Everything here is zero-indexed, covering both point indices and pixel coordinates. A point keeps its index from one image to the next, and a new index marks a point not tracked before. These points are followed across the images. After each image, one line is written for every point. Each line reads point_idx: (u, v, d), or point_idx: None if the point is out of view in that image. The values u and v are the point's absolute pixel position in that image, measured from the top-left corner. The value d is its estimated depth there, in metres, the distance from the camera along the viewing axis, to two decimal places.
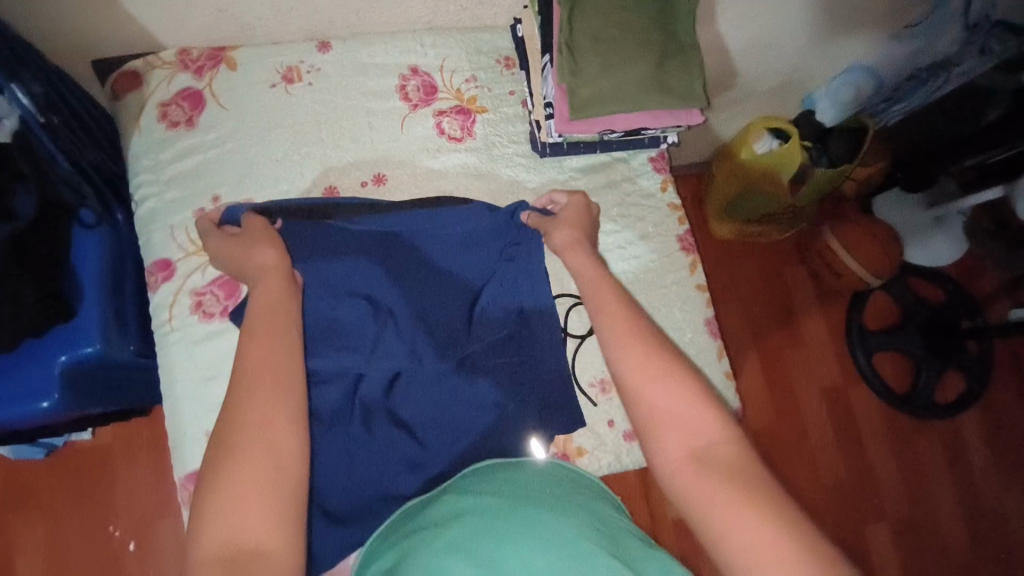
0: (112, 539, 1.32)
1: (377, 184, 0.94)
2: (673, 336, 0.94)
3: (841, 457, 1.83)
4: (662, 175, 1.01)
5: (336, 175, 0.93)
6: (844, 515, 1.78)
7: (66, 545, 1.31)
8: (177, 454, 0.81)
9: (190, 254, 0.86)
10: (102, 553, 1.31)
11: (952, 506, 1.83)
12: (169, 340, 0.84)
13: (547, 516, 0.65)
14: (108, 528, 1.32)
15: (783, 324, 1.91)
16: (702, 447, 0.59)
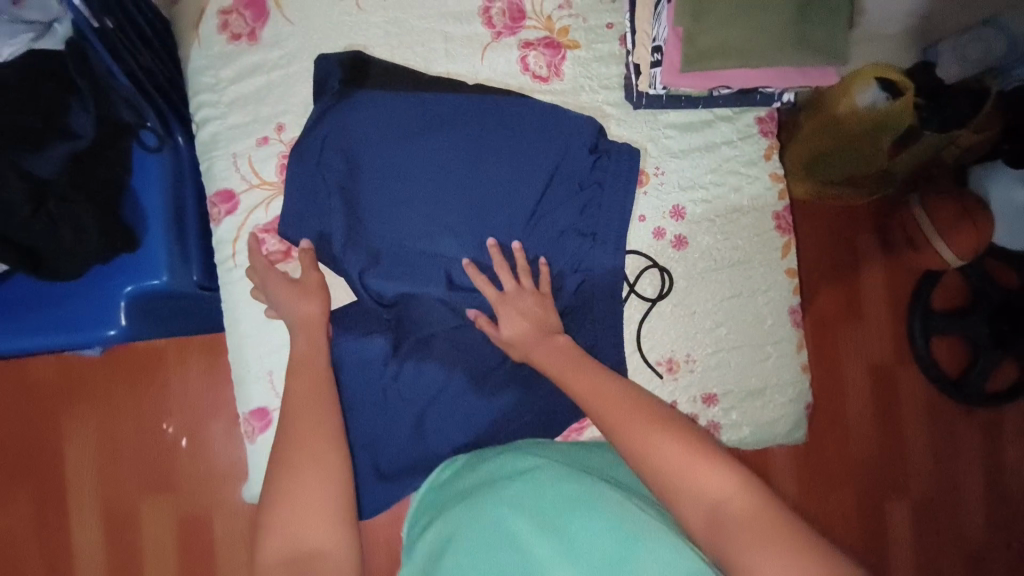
0: (165, 433, 1.31)
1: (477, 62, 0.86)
2: (753, 322, 0.88)
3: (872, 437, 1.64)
4: (768, 140, 0.89)
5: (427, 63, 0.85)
6: (866, 492, 1.56)
7: (120, 435, 1.31)
8: (241, 390, 0.82)
9: (253, 187, 0.80)
10: (156, 446, 1.31)
11: (984, 497, 1.60)
12: (233, 276, 0.81)
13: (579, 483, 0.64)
14: (161, 423, 1.31)
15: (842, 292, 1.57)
16: (712, 504, 0.55)
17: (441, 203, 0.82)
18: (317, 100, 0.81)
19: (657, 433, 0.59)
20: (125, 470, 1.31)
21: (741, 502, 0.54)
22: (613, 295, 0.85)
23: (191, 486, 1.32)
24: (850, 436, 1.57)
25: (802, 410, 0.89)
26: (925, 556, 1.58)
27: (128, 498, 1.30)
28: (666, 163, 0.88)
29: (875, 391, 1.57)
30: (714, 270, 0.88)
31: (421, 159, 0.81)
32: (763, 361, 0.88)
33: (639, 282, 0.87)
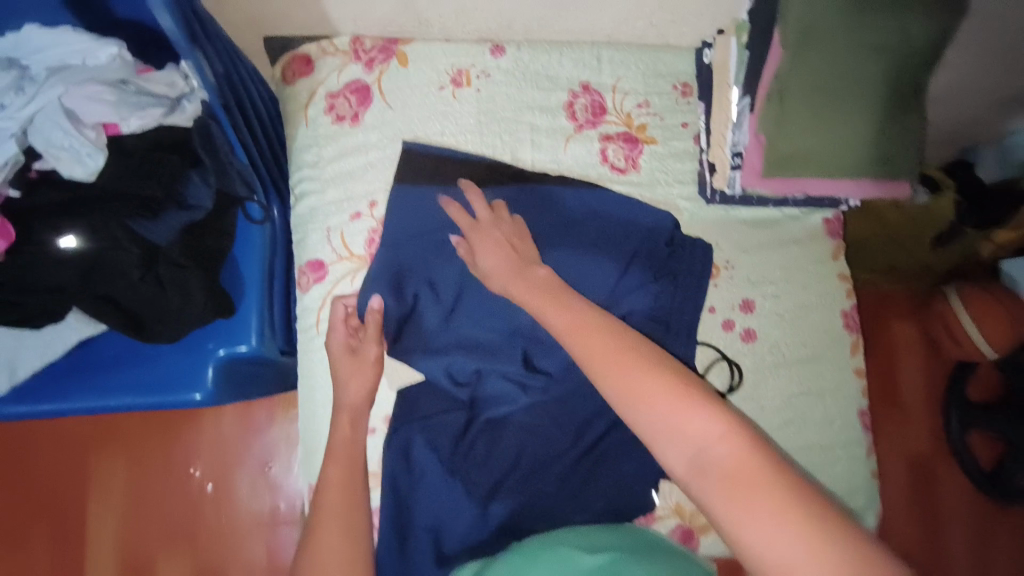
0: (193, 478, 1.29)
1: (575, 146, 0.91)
2: (819, 420, 0.88)
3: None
4: (834, 241, 0.92)
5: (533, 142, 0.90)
6: None
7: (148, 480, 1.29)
8: (313, 458, 0.83)
9: (342, 258, 0.84)
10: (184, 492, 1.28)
11: None
12: (314, 343, 0.83)
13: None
14: (190, 468, 1.29)
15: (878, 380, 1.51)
16: (697, 452, 0.53)
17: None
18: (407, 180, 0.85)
19: (641, 373, 0.58)
20: (150, 516, 1.27)
21: (722, 454, 0.52)
22: None
23: (213, 539, 1.27)
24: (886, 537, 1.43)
25: (871, 515, 0.87)
26: None
27: (142, 547, 1.26)
28: (736, 257, 0.90)
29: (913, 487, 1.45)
30: (781, 365, 0.89)
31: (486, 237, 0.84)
32: (832, 462, 0.87)
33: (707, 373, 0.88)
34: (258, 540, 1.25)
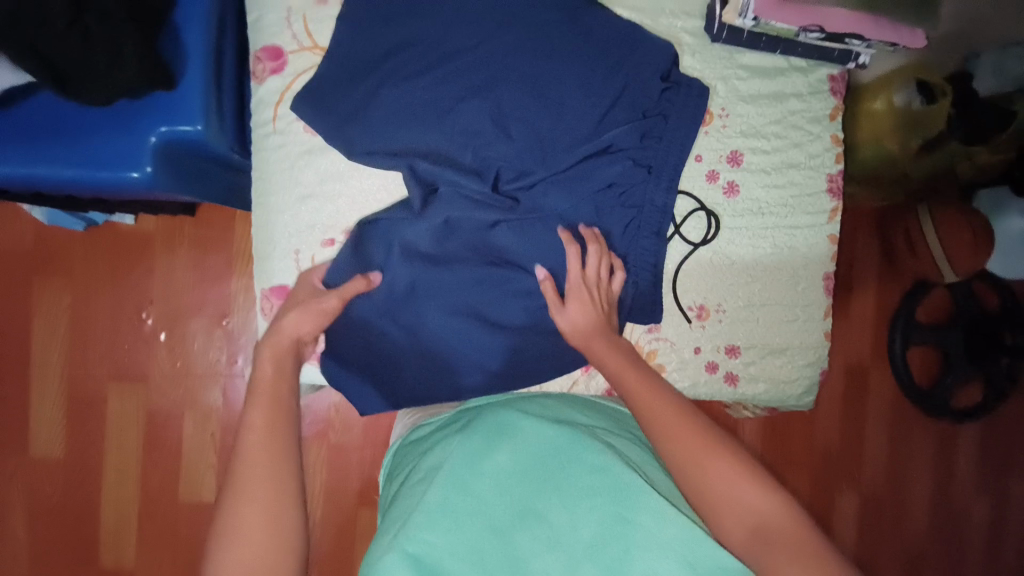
0: (144, 323, 1.34)
1: None
2: (787, 281, 0.87)
3: (840, 436, 1.87)
4: (835, 100, 0.87)
5: None
6: (822, 482, 1.86)
7: (95, 317, 1.34)
8: (262, 266, 0.77)
9: (305, 49, 0.74)
10: (134, 333, 1.34)
11: (882, 471, 1.89)
12: (268, 142, 0.75)
13: (573, 458, 0.66)
14: (139, 312, 1.34)
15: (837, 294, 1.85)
16: (757, 522, 0.57)
17: (486, 90, 0.76)
18: None
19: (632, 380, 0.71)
20: (97, 352, 1.34)
21: (782, 522, 0.57)
22: (660, 231, 0.82)
23: (162, 381, 1.35)
24: (816, 433, 1.86)
25: (817, 374, 0.89)
26: (865, 540, 1.88)
27: (97, 381, 1.34)
28: (733, 106, 0.85)
29: (847, 388, 1.88)
30: (759, 223, 0.86)
31: (498, 16, 0.77)
32: (790, 320, 0.87)
33: (683, 225, 0.85)
34: (212, 388, 1.33)
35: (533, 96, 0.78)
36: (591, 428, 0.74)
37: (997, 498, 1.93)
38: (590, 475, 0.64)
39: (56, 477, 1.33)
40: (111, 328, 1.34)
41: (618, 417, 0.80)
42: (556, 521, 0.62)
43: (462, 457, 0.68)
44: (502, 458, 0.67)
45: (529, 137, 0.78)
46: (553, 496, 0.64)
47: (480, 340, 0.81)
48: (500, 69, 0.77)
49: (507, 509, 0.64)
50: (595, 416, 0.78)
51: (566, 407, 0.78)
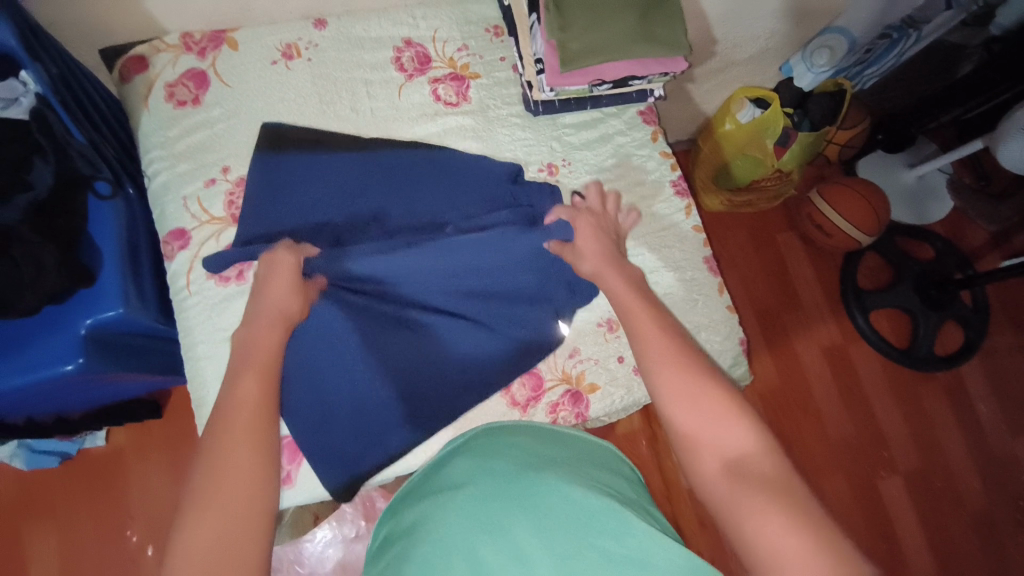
0: (130, 543, 1.32)
1: (410, 79, 1.01)
2: (675, 275, 0.97)
3: (850, 419, 1.84)
4: (652, 126, 1.06)
5: (371, 92, 0.99)
6: (856, 474, 1.78)
7: (83, 551, 1.31)
8: (202, 414, 0.83)
9: (203, 222, 0.89)
10: (120, 556, 1.31)
11: (908, 439, 1.83)
12: (187, 304, 0.86)
13: (548, 483, 0.64)
14: (125, 531, 1.33)
15: (779, 290, 1.95)
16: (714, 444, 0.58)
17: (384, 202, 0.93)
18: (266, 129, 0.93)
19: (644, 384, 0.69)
20: None
21: None
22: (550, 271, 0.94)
23: None
24: (826, 422, 1.83)
25: (738, 344, 0.96)
26: (931, 523, 1.76)
27: None
28: (571, 154, 1.02)
29: (833, 369, 1.89)
30: (630, 235, 0.98)
31: (370, 151, 0.95)
32: (693, 305, 0.96)
33: None
34: None
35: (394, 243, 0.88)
36: (563, 461, 0.71)
37: None
38: (565, 502, 0.62)
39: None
40: (100, 553, 1.32)
41: (589, 449, 0.77)
42: (522, 539, 0.58)
43: (437, 512, 0.64)
44: (471, 493, 0.64)
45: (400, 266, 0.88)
46: (526, 517, 0.60)
47: (411, 423, 0.87)
48: (389, 185, 0.94)
49: (477, 547, 0.58)
50: (561, 449, 0.75)
51: (535, 443, 0.75)
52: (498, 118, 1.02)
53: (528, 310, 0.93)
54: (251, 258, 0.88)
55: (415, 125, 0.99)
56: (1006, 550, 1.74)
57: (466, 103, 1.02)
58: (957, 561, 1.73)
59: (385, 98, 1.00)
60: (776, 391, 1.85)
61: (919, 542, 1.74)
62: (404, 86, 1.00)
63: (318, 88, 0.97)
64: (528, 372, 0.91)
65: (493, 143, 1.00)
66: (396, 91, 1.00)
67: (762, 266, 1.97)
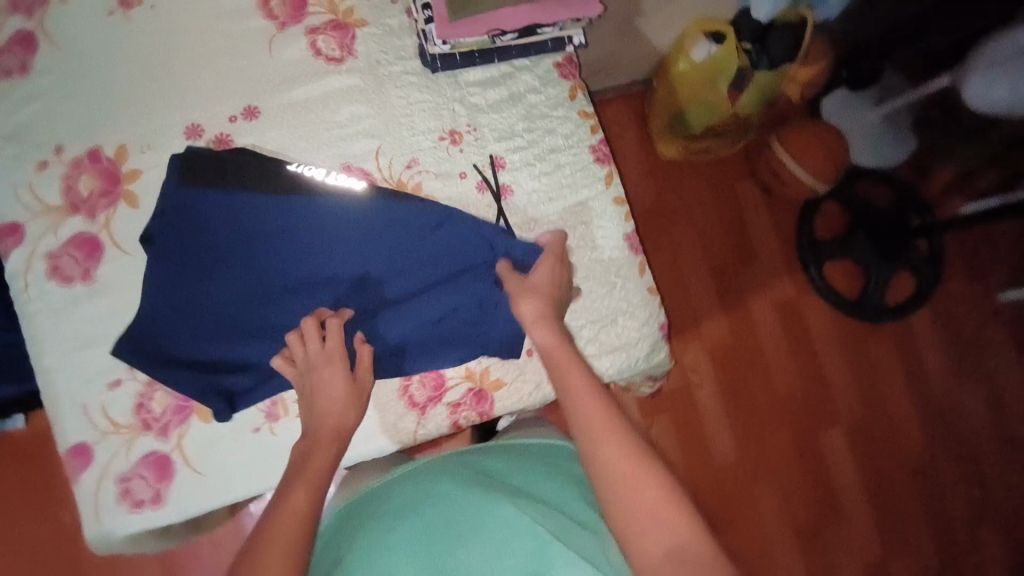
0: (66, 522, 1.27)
1: (281, 30, 0.86)
2: (592, 255, 0.89)
3: (798, 373, 1.84)
4: (570, 81, 0.92)
5: (236, 48, 0.84)
6: (801, 428, 1.81)
7: (18, 531, 1.26)
8: (57, 428, 0.74)
9: (37, 214, 0.76)
10: (58, 535, 1.26)
11: (853, 391, 1.85)
12: (28, 309, 0.75)
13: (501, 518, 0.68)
14: (60, 511, 1.27)
15: (734, 245, 1.88)
16: (646, 519, 0.57)
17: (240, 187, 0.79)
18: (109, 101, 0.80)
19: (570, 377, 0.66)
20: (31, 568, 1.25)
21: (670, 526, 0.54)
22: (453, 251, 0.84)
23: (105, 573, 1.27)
24: (774, 379, 1.83)
25: (658, 329, 0.89)
26: (870, 471, 1.81)
27: None
28: (476, 118, 0.89)
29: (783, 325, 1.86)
30: (542, 211, 0.89)
31: (227, 129, 0.82)
32: (608, 289, 0.88)
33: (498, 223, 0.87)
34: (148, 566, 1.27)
35: (254, 247, 0.79)
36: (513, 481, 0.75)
37: (981, 376, 1.89)
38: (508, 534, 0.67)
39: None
40: (30, 544, 1.26)
41: (541, 456, 0.81)
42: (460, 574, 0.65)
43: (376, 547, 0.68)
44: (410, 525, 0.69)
45: (257, 273, 0.79)
46: (472, 544, 0.67)
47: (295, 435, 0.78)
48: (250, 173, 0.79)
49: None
50: (512, 464, 0.78)
51: (484, 460, 0.79)
52: (390, 77, 0.88)
53: (416, 317, 0.81)
54: (98, 254, 0.76)
55: (291, 88, 0.85)
56: (939, 493, 1.82)
57: (351, 59, 0.87)
58: (891, 507, 1.80)
59: (253, 54, 0.85)
60: (723, 351, 1.81)
61: (857, 488, 1.80)
62: (276, 39, 0.86)
63: (171, 44, 0.82)
64: (428, 362, 0.82)
65: (387, 106, 0.87)
66: (266, 46, 0.85)
67: (717, 219, 1.88)
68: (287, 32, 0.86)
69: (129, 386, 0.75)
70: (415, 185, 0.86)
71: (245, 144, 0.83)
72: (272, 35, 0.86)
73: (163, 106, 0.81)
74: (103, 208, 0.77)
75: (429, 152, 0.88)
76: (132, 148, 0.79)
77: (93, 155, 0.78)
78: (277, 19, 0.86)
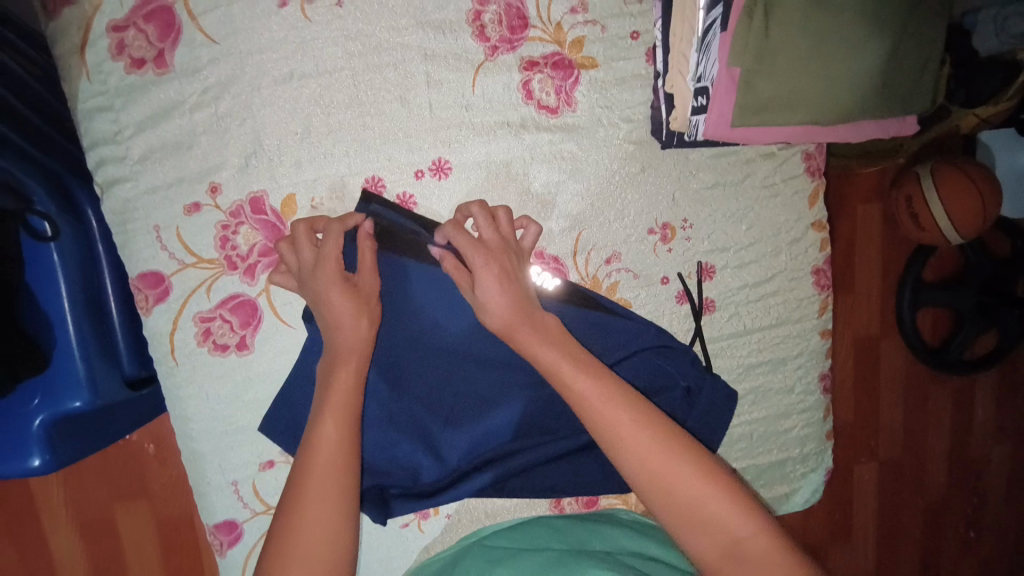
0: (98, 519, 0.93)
1: (492, 56, 0.66)
2: (782, 390, 0.80)
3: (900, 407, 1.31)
4: (814, 181, 0.77)
5: (430, 77, 0.65)
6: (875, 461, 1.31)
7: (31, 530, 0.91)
8: (201, 503, 0.69)
9: (188, 266, 0.64)
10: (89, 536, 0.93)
11: (898, 438, 1.31)
12: (174, 376, 0.66)
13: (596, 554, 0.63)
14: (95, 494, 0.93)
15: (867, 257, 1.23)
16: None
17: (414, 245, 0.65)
18: (272, 133, 0.63)
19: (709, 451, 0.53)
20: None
21: None
22: None
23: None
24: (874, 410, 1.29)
25: (823, 472, 0.84)
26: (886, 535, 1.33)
27: None
28: (697, 212, 0.74)
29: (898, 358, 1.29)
30: (743, 335, 0.78)
31: (415, 188, 0.67)
32: (789, 430, 0.81)
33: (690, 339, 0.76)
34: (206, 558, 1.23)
35: (432, 351, 0.68)
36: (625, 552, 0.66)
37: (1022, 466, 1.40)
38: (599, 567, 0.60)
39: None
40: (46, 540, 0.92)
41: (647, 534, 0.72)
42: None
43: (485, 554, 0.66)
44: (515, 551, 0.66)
45: (430, 376, 0.68)
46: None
47: (445, 530, 0.77)
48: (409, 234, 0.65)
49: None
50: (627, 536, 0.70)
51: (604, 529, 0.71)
52: (609, 140, 0.71)
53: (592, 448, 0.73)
54: (255, 322, 0.66)
55: (491, 139, 0.68)
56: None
57: (568, 111, 0.69)
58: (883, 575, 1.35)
59: (451, 86, 0.66)
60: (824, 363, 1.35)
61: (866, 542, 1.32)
62: (484, 66, 0.66)
63: (353, 59, 0.63)
64: (588, 475, 0.74)
65: (601, 183, 0.71)
66: (470, 75, 0.66)
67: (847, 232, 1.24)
68: (499, 60, 0.67)
69: (283, 467, 0.70)
70: (610, 285, 0.73)
71: (434, 208, 0.68)
72: (478, 61, 0.66)
73: (340, 147, 0.65)
74: (264, 269, 0.65)
75: (636, 246, 0.73)
76: (303, 201, 0.65)
77: (256, 203, 0.64)
78: (487, 40, 0.66)
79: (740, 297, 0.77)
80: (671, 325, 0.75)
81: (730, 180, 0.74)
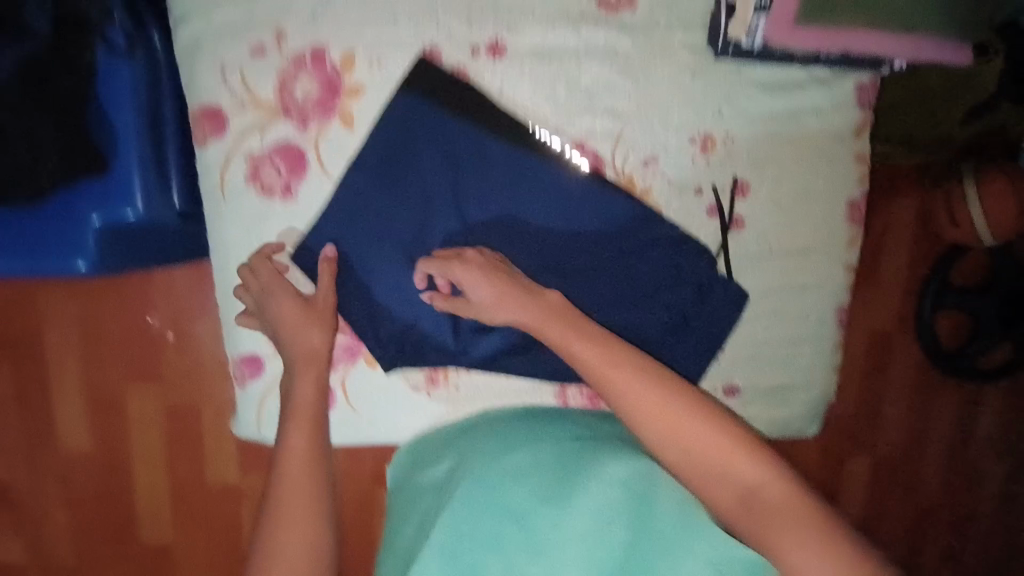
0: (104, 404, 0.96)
1: None
2: (795, 318, 0.82)
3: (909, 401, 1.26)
4: (861, 114, 0.77)
5: None
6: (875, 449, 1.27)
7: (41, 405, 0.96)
8: (233, 337, 0.74)
9: (246, 107, 0.66)
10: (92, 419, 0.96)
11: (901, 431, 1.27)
12: (221, 211, 0.69)
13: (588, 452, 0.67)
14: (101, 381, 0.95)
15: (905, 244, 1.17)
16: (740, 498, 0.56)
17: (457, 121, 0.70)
18: None
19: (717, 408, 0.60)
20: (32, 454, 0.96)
21: None
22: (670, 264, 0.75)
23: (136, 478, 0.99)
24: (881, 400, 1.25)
25: (822, 406, 0.87)
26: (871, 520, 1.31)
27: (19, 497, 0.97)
28: (740, 129, 0.75)
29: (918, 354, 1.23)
30: (765, 259, 0.79)
31: (470, 62, 0.69)
32: (797, 357, 0.83)
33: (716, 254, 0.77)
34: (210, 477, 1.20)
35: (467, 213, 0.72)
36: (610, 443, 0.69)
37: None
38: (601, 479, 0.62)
39: (198, 569, 1.05)
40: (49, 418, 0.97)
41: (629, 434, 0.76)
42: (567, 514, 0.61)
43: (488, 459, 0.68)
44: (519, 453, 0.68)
45: (463, 236, 0.72)
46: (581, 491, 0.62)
47: (451, 403, 0.79)
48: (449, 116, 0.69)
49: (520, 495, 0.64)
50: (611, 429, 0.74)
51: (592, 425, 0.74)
52: (664, 43, 0.71)
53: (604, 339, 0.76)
54: (303, 172, 0.69)
55: (550, 26, 0.69)
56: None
57: (627, 9, 0.70)
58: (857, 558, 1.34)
59: None
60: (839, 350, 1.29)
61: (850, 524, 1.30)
62: None
63: None
64: None
65: (650, 86, 0.72)
66: None
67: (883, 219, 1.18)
68: None
69: None
70: (644, 189, 0.75)
71: (487, 86, 0.70)
72: None
73: (403, 11, 0.67)
74: (318, 120, 0.68)
75: (674, 154, 0.74)
76: (362, 59, 0.67)
77: (317, 54, 0.66)
78: None
79: (770, 221, 0.78)
80: (699, 236, 0.77)
81: (778, 100, 0.74)
